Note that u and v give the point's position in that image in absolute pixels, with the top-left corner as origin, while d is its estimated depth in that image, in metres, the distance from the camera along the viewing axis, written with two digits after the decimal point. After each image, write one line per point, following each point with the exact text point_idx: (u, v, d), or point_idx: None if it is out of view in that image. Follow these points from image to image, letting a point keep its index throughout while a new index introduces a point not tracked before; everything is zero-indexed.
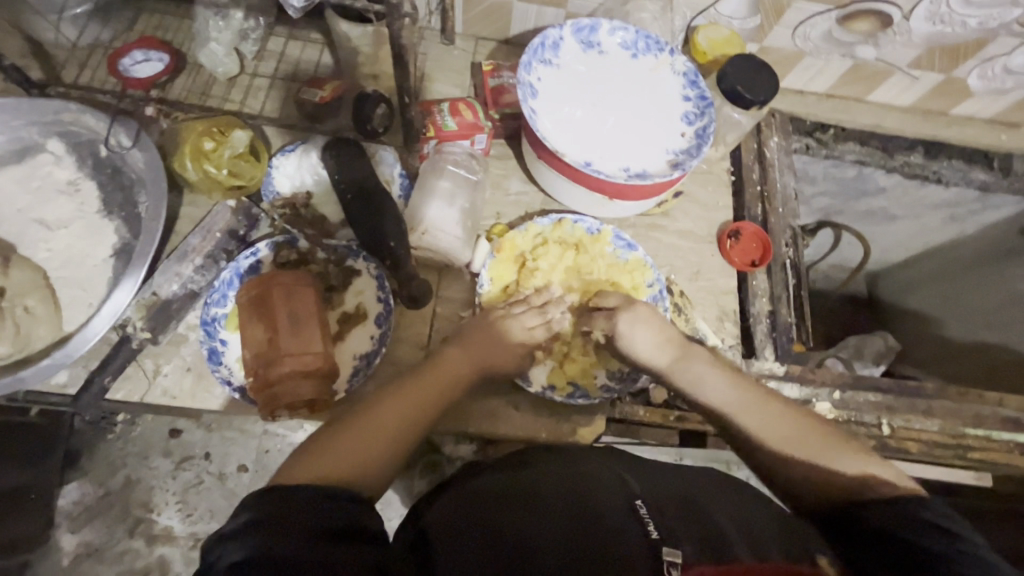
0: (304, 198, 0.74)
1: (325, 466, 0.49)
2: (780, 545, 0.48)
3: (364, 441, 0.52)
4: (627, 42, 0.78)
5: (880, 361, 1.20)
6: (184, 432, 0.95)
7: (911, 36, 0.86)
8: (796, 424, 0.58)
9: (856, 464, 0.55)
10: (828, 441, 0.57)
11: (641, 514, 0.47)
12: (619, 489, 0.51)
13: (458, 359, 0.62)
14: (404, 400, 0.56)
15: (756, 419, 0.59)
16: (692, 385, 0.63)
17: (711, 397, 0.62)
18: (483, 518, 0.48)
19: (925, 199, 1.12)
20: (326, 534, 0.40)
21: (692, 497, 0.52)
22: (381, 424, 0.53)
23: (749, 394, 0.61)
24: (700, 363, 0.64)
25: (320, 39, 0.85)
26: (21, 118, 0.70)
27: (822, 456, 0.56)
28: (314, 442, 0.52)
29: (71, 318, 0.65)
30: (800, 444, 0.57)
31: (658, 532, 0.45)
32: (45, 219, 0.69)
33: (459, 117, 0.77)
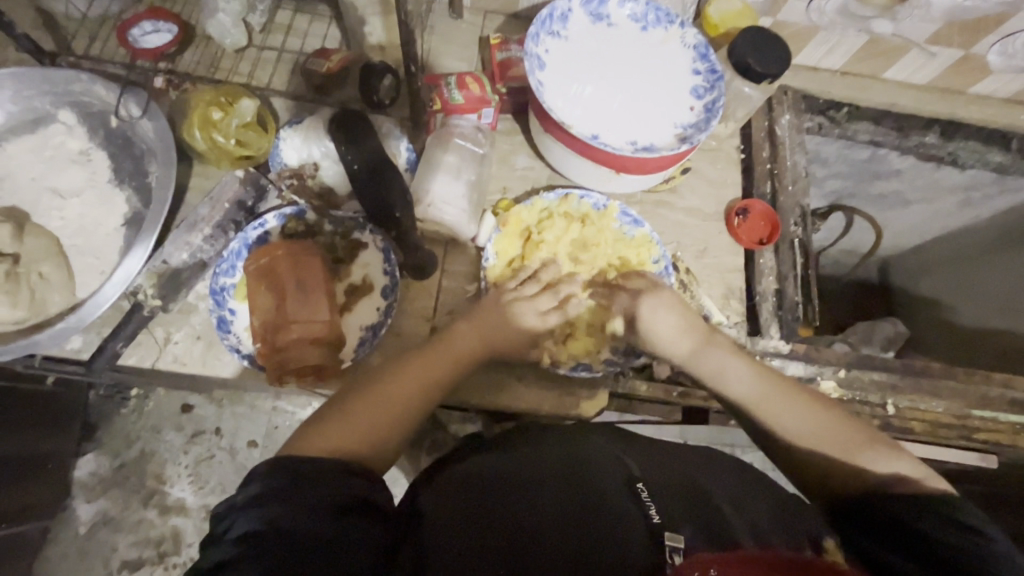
0: (311, 169, 0.74)
1: (338, 438, 0.50)
2: (773, 526, 0.50)
3: (378, 412, 0.53)
4: (637, 15, 0.77)
5: (888, 346, 1.19)
6: (196, 408, 0.97)
7: (931, 10, 0.83)
8: (824, 419, 0.57)
9: (888, 463, 0.53)
10: (858, 437, 0.55)
11: (640, 496, 0.49)
12: (619, 470, 0.53)
13: (465, 333, 0.63)
14: (416, 373, 0.57)
15: (784, 415, 0.58)
16: (713, 377, 0.63)
17: (733, 390, 0.61)
18: (484, 489, 0.50)
19: (940, 182, 1.10)
20: (335, 509, 0.40)
21: (693, 480, 0.54)
22: (392, 395, 0.54)
23: (774, 387, 0.60)
24: (722, 353, 0.64)
25: (328, 13, 0.84)
26: (33, 88, 0.71)
27: (851, 453, 0.54)
28: (327, 413, 0.52)
29: (85, 284, 0.67)
30: (827, 440, 0.56)
31: (658, 515, 0.47)
32: (58, 188, 0.70)
33: (466, 90, 0.76)
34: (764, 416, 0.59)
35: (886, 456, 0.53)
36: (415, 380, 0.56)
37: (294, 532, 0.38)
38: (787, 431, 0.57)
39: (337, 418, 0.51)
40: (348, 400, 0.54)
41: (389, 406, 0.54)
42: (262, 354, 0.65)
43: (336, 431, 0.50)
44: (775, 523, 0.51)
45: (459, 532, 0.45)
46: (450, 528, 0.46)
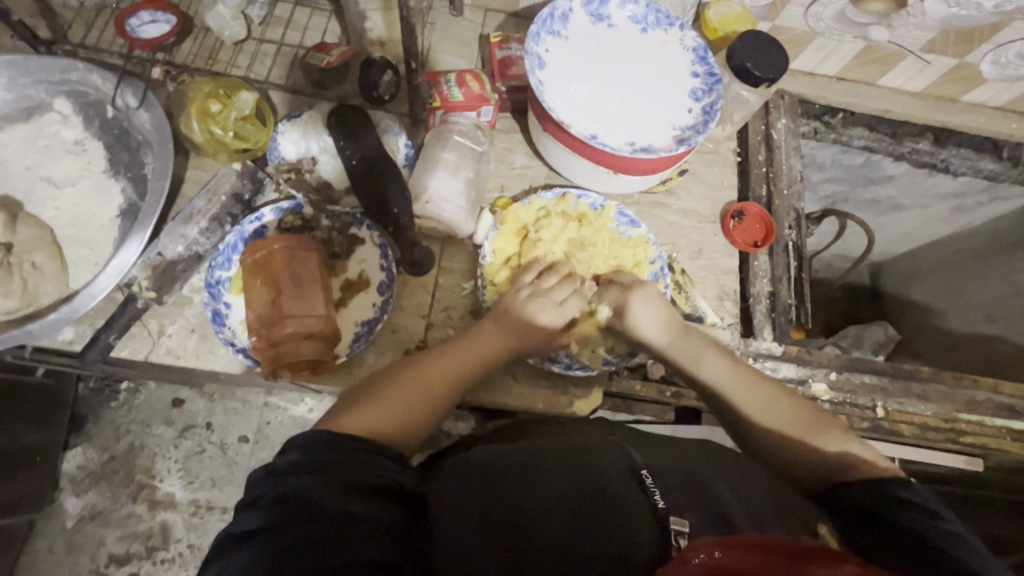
0: (309, 163, 0.74)
1: (370, 420, 0.51)
2: (771, 519, 0.51)
3: (406, 400, 0.55)
4: (637, 16, 0.77)
5: (878, 350, 1.20)
6: (188, 402, 0.97)
7: (926, 18, 0.84)
8: (788, 406, 0.62)
9: (847, 446, 0.58)
10: (819, 423, 0.60)
11: (645, 483, 0.50)
12: (623, 459, 0.54)
13: (484, 331, 0.64)
14: (444, 365, 0.59)
15: (752, 399, 0.62)
16: (688, 363, 0.67)
17: (708, 377, 0.65)
18: (491, 476, 0.50)
19: (932, 188, 1.12)
20: (356, 486, 0.41)
21: (694, 472, 0.56)
22: (421, 384, 0.57)
23: (743, 376, 0.64)
24: (698, 341, 0.67)
25: (328, 7, 0.84)
26: (28, 75, 0.70)
27: (812, 436, 0.59)
28: (355, 398, 0.55)
29: (78, 276, 0.66)
30: (791, 424, 0.60)
31: (663, 501, 0.49)
32: (52, 177, 0.70)
33: (466, 87, 0.76)
34: (733, 400, 0.63)
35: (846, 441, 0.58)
36: (442, 372, 0.59)
37: (314, 503, 0.39)
38: (754, 413, 0.62)
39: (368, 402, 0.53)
40: (378, 388, 0.56)
41: (421, 395, 0.56)
42: (257, 348, 0.64)
43: (367, 415, 0.52)
44: (772, 514, 0.54)
45: (469, 518, 0.46)
46: (458, 515, 0.46)
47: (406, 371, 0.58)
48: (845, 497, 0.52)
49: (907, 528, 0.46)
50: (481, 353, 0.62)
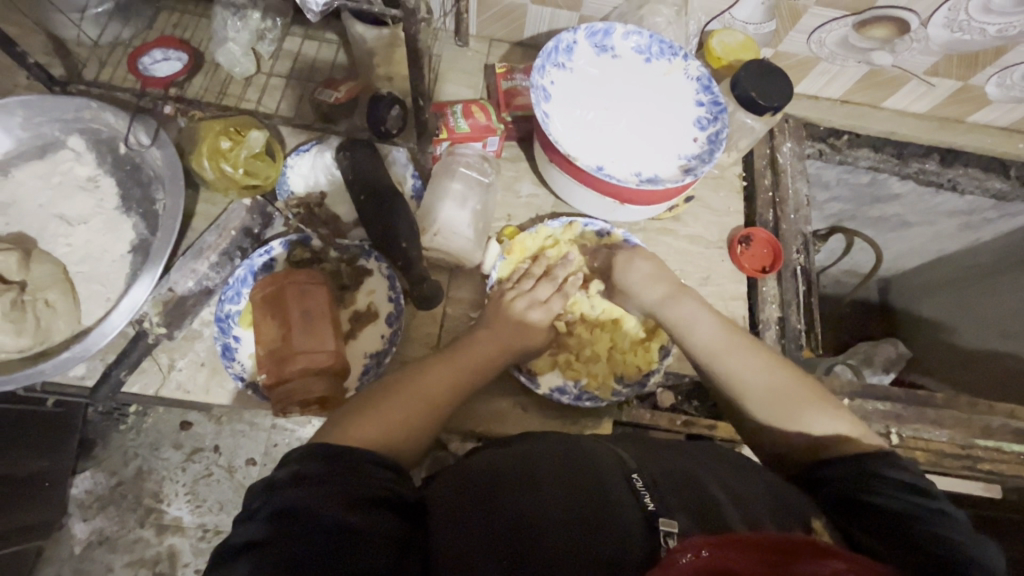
0: (318, 197, 0.75)
1: (368, 427, 0.51)
2: (773, 511, 0.48)
3: (407, 408, 0.54)
4: (641, 47, 0.78)
5: (889, 367, 1.19)
6: (195, 425, 0.97)
7: (929, 43, 0.84)
8: (779, 373, 0.61)
9: (833, 427, 0.57)
10: (811, 397, 0.59)
11: (635, 486, 0.47)
12: (614, 462, 0.50)
13: (485, 340, 0.65)
14: (442, 377, 0.59)
15: (742, 365, 0.61)
16: (680, 324, 0.66)
17: (698, 341, 0.64)
18: (478, 479, 0.48)
19: (940, 206, 1.12)
20: (356, 501, 0.42)
21: (692, 471, 0.51)
22: (422, 390, 0.57)
23: (736, 341, 0.63)
24: (691, 304, 0.67)
25: (336, 40, 0.85)
26: (44, 115, 0.71)
27: (796, 410, 0.58)
28: (352, 407, 0.54)
29: (90, 311, 0.67)
30: (778, 396, 0.59)
31: (654, 504, 0.45)
32: (65, 214, 0.71)
33: (472, 118, 0.77)
34: (722, 364, 0.62)
35: (832, 420, 0.57)
36: (445, 382, 0.59)
37: (316, 519, 0.40)
38: (741, 377, 0.61)
39: (366, 408, 0.53)
40: (370, 398, 0.55)
41: (416, 405, 0.55)
42: (266, 384, 0.64)
43: (364, 424, 0.51)
44: (775, 509, 0.49)
45: (461, 522, 0.44)
46: (452, 516, 0.45)
47: (400, 379, 0.58)
48: (834, 486, 0.52)
49: (881, 508, 0.47)
50: (480, 359, 0.63)
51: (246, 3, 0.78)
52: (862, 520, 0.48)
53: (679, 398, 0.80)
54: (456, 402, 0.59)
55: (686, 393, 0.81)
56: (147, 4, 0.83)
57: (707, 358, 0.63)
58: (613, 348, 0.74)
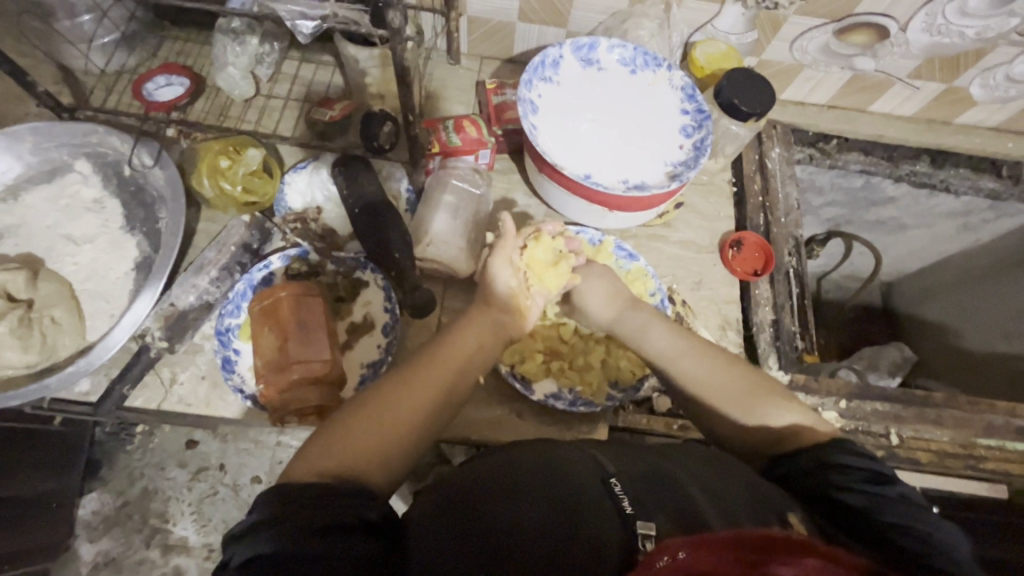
0: (314, 212, 0.77)
1: (334, 457, 0.48)
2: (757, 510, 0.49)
3: (375, 433, 0.51)
4: (625, 59, 0.80)
5: (895, 371, 1.18)
6: (200, 443, 0.98)
7: (909, 47, 0.86)
8: (727, 372, 0.63)
9: (783, 418, 0.59)
10: (759, 391, 0.61)
11: (614, 490, 0.47)
12: (592, 465, 0.50)
13: (457, 344, 0.61)
14: (410, 398, 0.54)
15: (690, 365, 0.64)
16: (633, 334, 0.68)
17: (649, 347, 0.66)
18: (458, 489, 0.49)
19: (934, 208, 1.13)
20: (321, 529, 0.41)
21: (669, 471, 0.51)
22: (393, 412, 0.53)
23: (686, 344, 0.65)
24: (644, 314, 0.68)
25: (331, 62, 0.89)
26: (53, 140, 0.74)
27: (745, 407, 0.60)
28: (322, 430, 0.51)
29: (94, 328, 0.69)
30: (727, 393, 0.61)
31: (632, 506, 0.46)
32: (72, 235, 0.73)
33: (463, 133, 0.80)
34: (672, 369, 0.65)
35: (776, 409, 0.60)
36: (416, 404, 0.54)
37: (284, 553, 0.40)
38: (693, 384, 0.63)
39: (340, 434, 0.50)
40: (339, 416, 0.52)
41: (384, 430, 0.51)
42: (264, 395, 0.66)
43: (331, 453, 0.48)
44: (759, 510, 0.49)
45: (442, 532, 0.45)
46: (433, 528, 0.45)
47: (375, 395, 0.54)
48: (834, 489, 0.50)
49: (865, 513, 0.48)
50: (454, 370, 0.59)
51: (243, 29, 0.80)
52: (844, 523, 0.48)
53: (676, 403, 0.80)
54: (433, 418, 0.55)
55: None
56: (151, 34, 0.87)
57: (664, 363, 0.65)
58: (605, 355, 0.74)
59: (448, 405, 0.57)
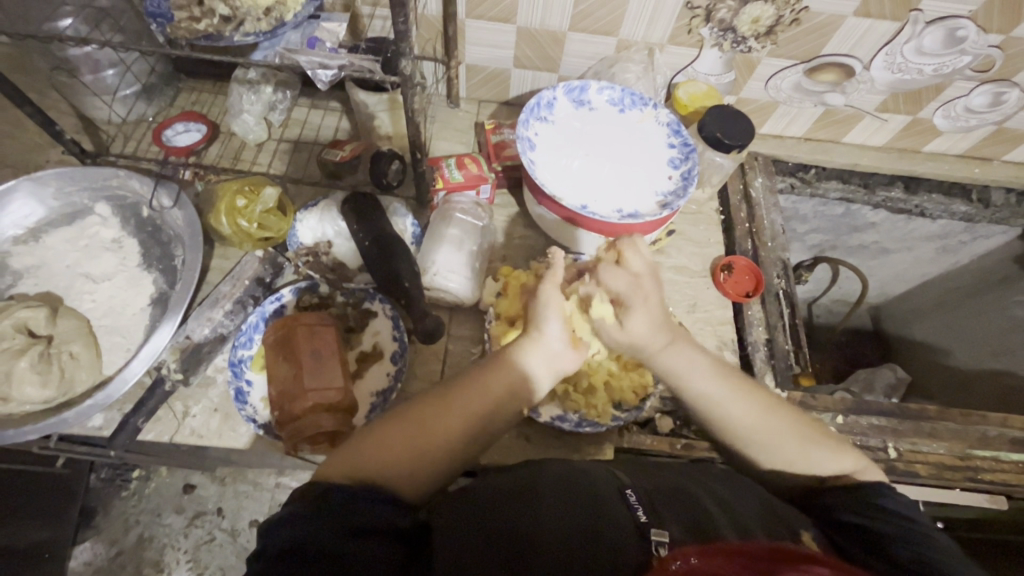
0: (325, 246, 0.80)
1: (363, 465, 0.50)
2: (763, 523, 0.50)
3: (402, 446, 0.52)
4: (614, 99, 0.86)
5: (891, 393, 1.20)
6: (198, 487, 0.98)
7: (875, 83, 0.93)
8: (778, 416, 0.59)
9: (832, 465, 0.57)
10: (814, 436, 0.59)
11: (630, 500, 0.49)
12: (610, 479, 0.53)
13: (504, 377, 0.58)
14: (450, 423, 0.55)
15: (742, 409, 0.59)
16: (675, 373, 0.61)
17: (695, 386, 0.61)
18: (481, 497, 0.50)
19: (914, 231, 1.19)
20: (349, 530, 0.43)
21: (681, 485, 0.54)
22: (426, 430, 0.54)
23: (733, 386, 0.60)
24: (686, 349, 0.62)
25: (339, 108, 0.95)
26: (75, 185, 0.78)
27: (794, 450, 0.58)
28: (358, 436, 0.53)
29: (110, 363, 0.71)
30: (780, 439, 0.58)
31: (647, 516, 0.48)
32: (91, 273, 0.76)
33: (465, 170, 0.84)
34: (719, 406, 0.60)
35: (835, 460, 0.58)
36: (456, 422, 0.55)
37: (313, 549, 0.41)
38: (740, 426, 0.59)
39: (374, 443, 0.52)
40: (376, 426, 0.54)
41: (418, 448, 0.52)
42: (278, 423, 0.67)
43: (363, 459, 0.50)
44: (765, 522, 0.51)
45: (468, 536, 0.46)
46: (457, 535, 0.46)
47: (421, 409, 0.55)
48: (833, 508, 0.54)
49: (865, 528, 0.51)
50: (497, 398, 0.57)
51: (259, 79, 0.86)
52: (844, 532, 0.52)
53: (678, 423, 0.83)
54: (471, 443, 0.56)
55: (686, 416, 0.82)
56: (168, 85, 0.93)
57: (705, 402, 0.60)
58: (609, 378, 0.75)
59: (484, 432, 0.57)
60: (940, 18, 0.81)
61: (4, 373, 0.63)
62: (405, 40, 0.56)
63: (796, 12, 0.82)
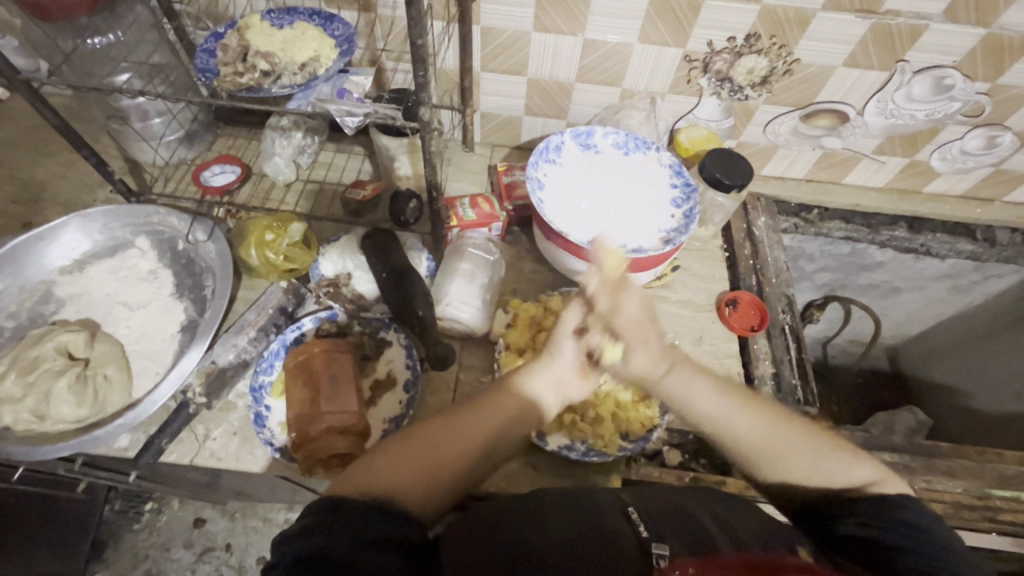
0: (345, 279, 0.84)
1: (370, 480, 0.51)
2: (763, 541, 0.51)
3: (410, 462, 0.54)
4: (620, 142, 0.91)
5: (912, 436, 1.18)
6: (208, 522, 1.04)
7: (869, 128, 0.97)
8: (791, 428, 0.60)
9: (852, 476, 0.57)
10: (821, 448, 0.59)
11: (632, 518, 0.51)
12: (611, 498, 0.55)
13: (505, 399, 0.61)
14: (456, 444, 0.57)
15: (742, 420, 0.61)
16: (678, 395, 0.64)
17: (696, 408, 0.63)
18: (490, 516, 0.52)
19: (923, 270, 1.20)
20: (364, 541, 0.44)
21: (683, 504, 0.54)
22: (432, 445, 0.56)
23: (735, 400, 0.62)
24: (687, 371, 0.64)
25: (362, 152, 1.02)
26: (120, 221, 0.85)
27: (805, 462, 0.58)
28: (366, 454, 0.55)
29: (140, 385, 0.75)
30: (794, 450, 0.59)
31: (648, 531, 0.49)
32: (127, 301, 0.81)
33: (478, 208, 0.90)
34: (723, 419, 0.62)
35: (857, 472, 0.57)
36: (462, 441, 0.57)
37: (329, 557, 0.42)
38: (745, 442, 0.60)
39: (381, 459, 0.54)
40: (383, 444, 0.56)
41: (424, 465, 0.54)
42: (295, 445, 0.70)
43: (370, 475, 0.52)
44: (764, 540, 0.51)
45: (476, 553, 0.48)
46: (466, 552, 0.48)
47: (426, 428, 0.58)
48: (840, 522, 0.54)
49: (878, 542, 0.50)
50: (502, 420, 0.60)
51: (291, 126, 0.93)
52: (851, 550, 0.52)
53: (687, 456, 0.83)
54: (477, 463, 0.58)
55: (694, 450, 0.83)
56: (208, 131, 1.01)
57: (709, 422, 0.62)
58: (616, 408, 0.76)
59: (489, 453, 0.59)
60: (926, 68, 0.86)
61: (44, 393, 0.68)
62: (425, 90, 0.63)
63: (788, 64, 0.88)
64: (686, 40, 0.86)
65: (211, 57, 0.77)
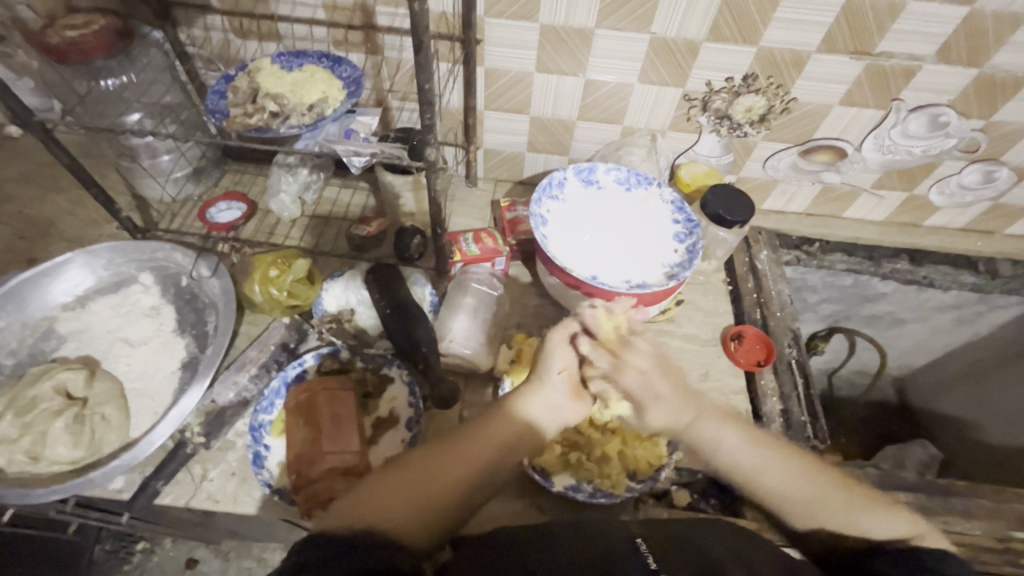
0: (348, 314, 0.84)
1: (371, 513, 0.50)
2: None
3: (417, 497, 0.53)
4: (621, 179, 0.92)
5: (924, 471, 1.15)
6: (201, 562, 1.01)
7: (867, 163, 0.99)
8: (822, 482, 0.59)
9: (883, 528, 0.56)
10: (852, 498, 0.58)
11: (641, 549, 0.49)
12: (620, 530, 0.52)
13: (504, 425, 0.60)
14: (455, 473, 0.56)
15: (774, 475, 0.59)
16: (706, 444, 0.62)
17: (732, 459, 0.61)
18: (493, 550, 0.49)
19: (927, 302, 1.20)
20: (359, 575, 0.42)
21: (693, 537, 0.53)
22: (437, 482, 0.54)
23: (765, 450, 0.61)
24: (716, 423, 0.62)
25: (366, 188, 1.03)
26: (125, 257, 0.85)
27: (839, 514, 0.57)
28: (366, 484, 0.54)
29: (138, 425, 0.74)
30: (824, 504, 0.58)
31: (657, 564, 0.47)
32: (129, 338, 0.81)
33: (481, 243, 0.90)
34: (756, 474, 0.60)
35: (883, 519, 0.56)
36: (461, 471, 0.56)
37: None
38: (778, 496, 0.59)
39: (380, 491, 0.52)
40: (382, 475, 0.55)
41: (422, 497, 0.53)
42: (294, 486, 0.68)
43: (370, 507, 0.50)
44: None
45: None
46: None
47: (425, 457, 0.57)
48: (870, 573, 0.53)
49: None
50: (502, 447, 0.59)
51: (297, 162, 0.94)
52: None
53: (696, 496, 0.80)
54: (475, 492, 0.56)
55: (703, 489, 0.80)
56: (215, 168, 1.03)
57: (740, 476, 0.61)
58: (623, 447, 0.75)
59: (488, 482, 0.57)
60: (922, 106, 0.88)
61: (40, 433, 0.66)
62: (431, 131, 0.64)
63: (786, 102, 0.90)
64: (685, 80, 0.88)
65: (221, 97, 0.79)
